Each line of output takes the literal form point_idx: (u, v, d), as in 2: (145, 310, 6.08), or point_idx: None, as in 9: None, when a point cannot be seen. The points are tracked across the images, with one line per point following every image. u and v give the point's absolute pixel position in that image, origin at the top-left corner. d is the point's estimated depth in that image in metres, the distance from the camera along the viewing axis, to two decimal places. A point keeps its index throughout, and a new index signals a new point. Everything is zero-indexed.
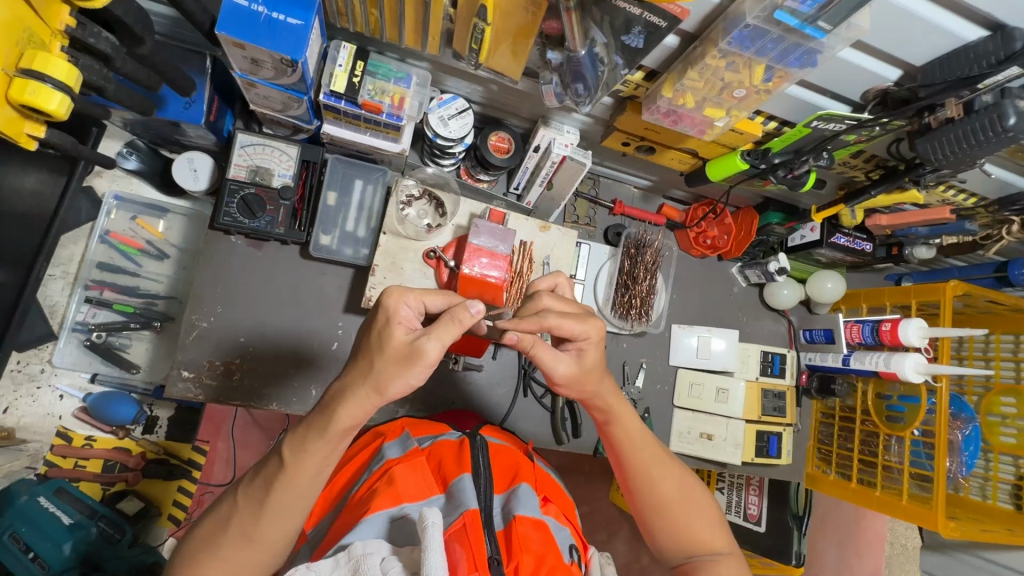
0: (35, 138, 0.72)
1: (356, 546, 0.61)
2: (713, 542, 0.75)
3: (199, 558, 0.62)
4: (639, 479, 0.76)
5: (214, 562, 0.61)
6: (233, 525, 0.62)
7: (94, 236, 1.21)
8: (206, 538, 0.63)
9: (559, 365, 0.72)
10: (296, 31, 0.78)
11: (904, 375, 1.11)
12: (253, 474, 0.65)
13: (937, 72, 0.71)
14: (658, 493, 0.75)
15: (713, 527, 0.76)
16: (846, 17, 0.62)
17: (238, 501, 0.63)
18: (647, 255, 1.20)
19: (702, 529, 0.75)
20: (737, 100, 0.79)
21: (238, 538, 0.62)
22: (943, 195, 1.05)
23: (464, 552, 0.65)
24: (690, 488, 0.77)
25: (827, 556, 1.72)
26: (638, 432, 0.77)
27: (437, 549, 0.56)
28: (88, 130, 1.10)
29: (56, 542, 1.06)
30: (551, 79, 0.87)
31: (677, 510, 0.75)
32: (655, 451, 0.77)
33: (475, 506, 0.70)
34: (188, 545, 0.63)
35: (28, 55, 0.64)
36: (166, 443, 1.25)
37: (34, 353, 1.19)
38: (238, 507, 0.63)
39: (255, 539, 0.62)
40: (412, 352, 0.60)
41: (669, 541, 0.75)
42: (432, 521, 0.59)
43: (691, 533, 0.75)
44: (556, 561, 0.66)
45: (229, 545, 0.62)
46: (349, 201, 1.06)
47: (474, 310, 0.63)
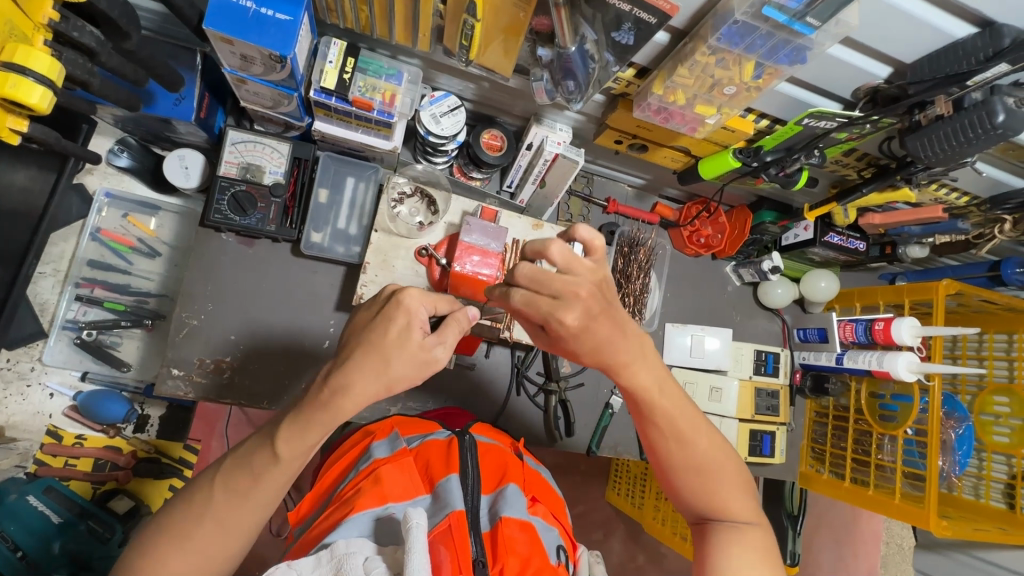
0: (18, 132, 0.72)
1: (340, 545, 0.60)
2: (739, 510, 0.72)
3: (164, 547, 0.59)
4: (668, 442, 0.72)
5: (184, 552, 0.59)
6: (207, 514, 0.60)
7: (85, 233, 1.20)
8: (172, 527, 0.60)
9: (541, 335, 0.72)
10: (284, 26, 0.77)
11: (897, 374, 1.11)
12: (226, 461, 0.63)
13: (926, 69, 0.71)
14: (687, 457, 0.72)
15: (741, 495, 0.72)
16: (834, 13, 0.62)
17: (212, 488, 0.62)
18: (640, 254, 1.21)
19: (726, 497, 0.72)
20: (727, 97, 0.79)
21: (214, 528, 0.61)
22: (935, 193, 1.05)
23: (448, 553, 0.65)
24: (720, 453, 0.73)
25: (822, 555, 1.72)
26: (671, 395, 0.71)
27: (419, 550, 0.56)
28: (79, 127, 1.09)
29: (47, 539, 1.08)
30: (542, 76, 0.86)
31: (705, 474, 0.72)
32: (689, 415, 0.72)
33: (461, 506, 0.70)
34: (152, 534, 0.61)
35: (10, 49, 0.64)
36: (158, 442, 1.24)
37: (23, 351, 1.18)
38: (214, 495, 0.61)
39: (232, 529, 0.61)
40: (426, 359, 0.62)
41: (693, 501, 0.73)
42: (416, 522, 0.59)
43: (717, 498, 0.72)
44: (541, 563, 0.65)
45: (200, 532, 0.60)
46: (341, 199, 1.06)
47: (470, 313, 0.67)
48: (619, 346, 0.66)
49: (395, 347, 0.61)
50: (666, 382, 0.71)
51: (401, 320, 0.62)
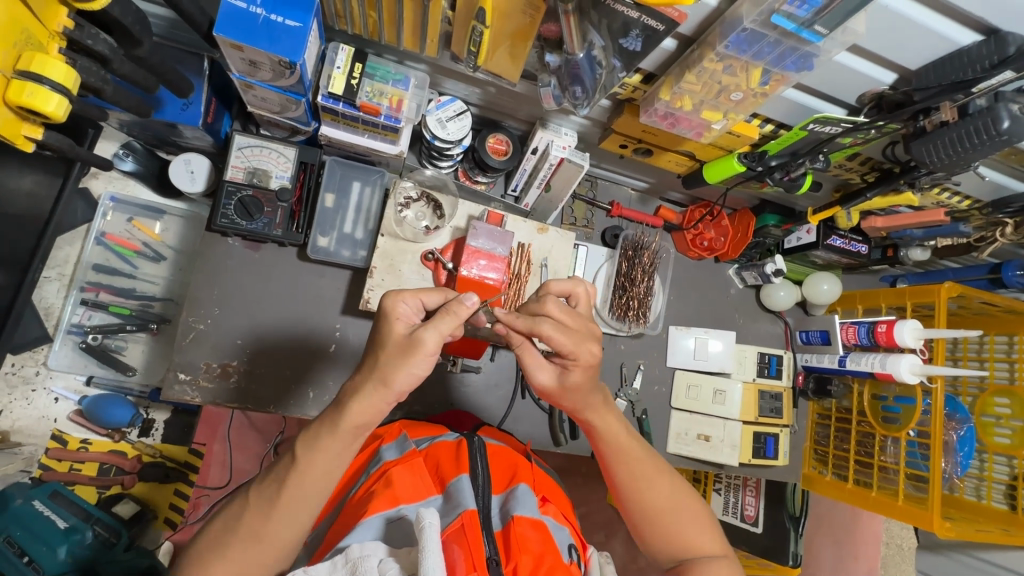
0: (32, 140, 0.72)
1: (354, 548, 0.61)
2: (707, 544, 0.76)
3: (207, 556, 0.62)
4: (631, 488, 0.77)
5: (221, 562, 0.62)
6: (244, 523, 0.63)
7: (90, 238, 1.20)
8: (216, 538, 0.64)
9: (540, 374, 0.74)
10: (294, 33, 0.78)
11: (900, 376, 1.12)
12: (262, 474, 0.67)
13: (931, 76, 0.71)
14: (652, 500, 0.76)
15: (706, 533, 0.76)
16: (842, 22, 0.63)
17: (246, 498, 0.65)
18: (645, 258, 1.19)
19: (695, 536, 0.76)
20: (734, 103, 0.80)
21: (246, 538, 0.63)
22: (938, 197, 1.07)
23: (462, 552, 0.65)
24: (681, 495, 0.78)
25: (823, 555, 1.73)
26: (630, 441, 0.78)
27: (435, 550, 0.56)
28: (85, 132, 1.09)
29: (50, 545, 1.06)
30: (549, 82, 0.87)
31: (670, 517, 0.76)
32: (646, 466, 0.77)
33: (473, 506, 0.70)
34: (200, 542, 0.65)
35: (26, 57, 0.64)
36: (163, 446, 1.24)
37: (28, 355, 1.18)
38: (249, 507, 0.64)
39: (262, 539, 0.63)
40: (410, 343, 0.63)
41: (662, 545, 0.76)
42: (430, 521, 0.59)
43: (686, 538, 0.75)
44: (555, 561, 0.66)
45: (238, 542, 0.63)
46: (347, 203, 1.06)
47: (469, 302, 0.64)
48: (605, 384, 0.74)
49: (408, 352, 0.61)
50: (626, 432, 0.78)
51: (387, 318, 0.66)
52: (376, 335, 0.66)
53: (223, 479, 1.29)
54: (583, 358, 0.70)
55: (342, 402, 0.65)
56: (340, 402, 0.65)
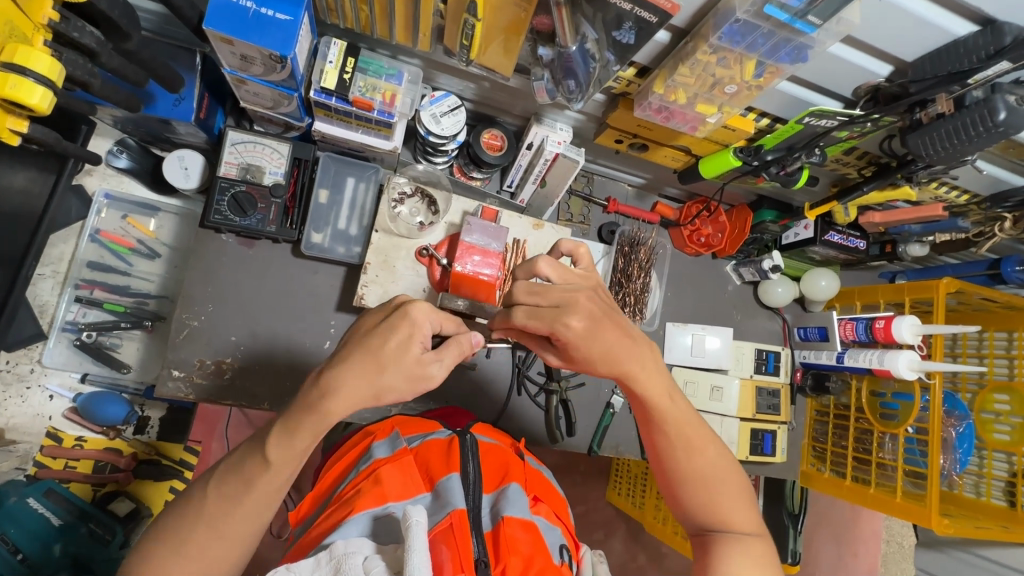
0: (18, 133, 0.71)
1: (339, 545, 0.61)
2: (742, 521, 0.72)
3: (162, 555, 0.59)
4: (675, 448, 0.73)
5: (180, 561, 0.59)
6: (205, 522, 0.61)
7: (84, 235, 1.20)
8: (172, 533, 0.61)
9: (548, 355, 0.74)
10: (284, 27, 0.77)
11: (898, 373, 1.11)
12: (221, 468, 0.64)
13: (927, 67, 0.71)
14: (693, 463, 0.73)
15: (744, 508, 0.73)
16: (835, 12, 0.62)
17: (206, 493, 0.62)
18: (641, 253, 1.21)
19: (730, 509, 0.72)
20: (728, 96, 0.79)
21: (208, 536, 0.60)
22: (936, 192, 1.04)
23: (450, 552, 0.64)
24: (725, 465, 0.74)
25: (823, 554, 1.72)
26: (682, 403, 0.74)
27: (420, 549, 0.56)
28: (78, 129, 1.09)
29: (46, 543, 1.07)
30: (543, 75, 0.86)
31: (710, 485, 0.73)
32: (693, 427, 0.74)
33: (462, 505, 0.70)
34: (152, 540, 0.61)
35: (10, 49, 0.63)
36: (157, 443, 1.24)
37: (23, 353, 1.18)
38: (209, 502, 0.62)
39: (226, 538, 0.61)
40: (421, 374, 0.63)
41: (695, 512, 0.73)
42: (416, 520, 0.58)
43: (719, 510, 0.72)
44: (544, 563, 0.65)
45: (197, 538, 0.60)
46: (341, 199, 1.06)
47: (475, 339, 0.70)
48: (623, 354, 0.69)
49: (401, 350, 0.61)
50: (674, 391, 0.74)
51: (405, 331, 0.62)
52: (391, 343, 0.62)
53: None
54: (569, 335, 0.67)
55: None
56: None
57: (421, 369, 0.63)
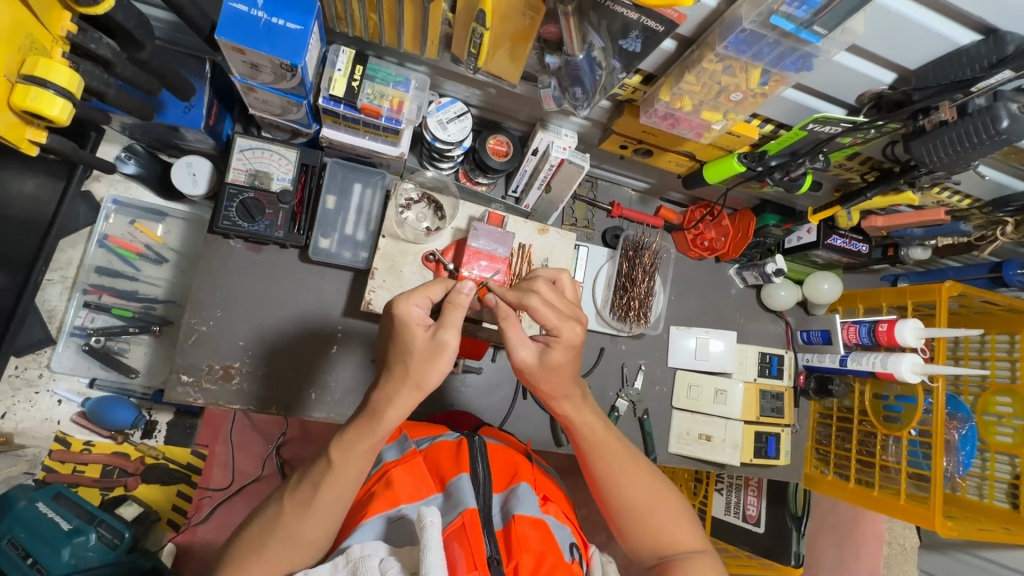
0: (36, 144, 0.72)
1: (355, 548, 0.61)
2: (686, 539, 0.76)
3: (243, 558, 0.64)
4: (608, 482, 0.78)
5: (261, 565, 0.63)
6: (281, 528, 0.64)
7: (93, 240, 1.21)
8: (252, 542, 0.65)
9: (521, 349, 0.72)
10: (295, 36, 0.78)
11: (901, 375, 1.12)
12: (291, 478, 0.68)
13: (930, 75, 0.72)
14: (629, 493, 0.77)
15: (686, 526, 0.77)
16: (841, 22, 0.63)
17: (281, 502, 0.66)
18: (645, 258, 1.20)
19: (672, 530, 0.76)
20: (733, 104, 0.80)
21: (283, 542, 0.64)
22: (938, 196, 1.07)
23: (462, 550, 0.65)
24: (659, 489, 0.79)
25: (826, 556, 1.73)
26: (606, 433, 0.79)
27: (435, 547, 0.57)
28: (87, 135, 1.09)
29: (55, 547, 1.04)
30: (550, 83, 0.87)
31: (650, 511, 0.77)
32: (623, 457, 0.79)
33: (473, 505, 0.71)
34: (233, 546, 0.66)
35: (30, 61, 0.64)
36: (167, 447, 1.25)
37: (32, 357, 1.19)
38: (284, 509, 0.65)
39: (299, 542, 0.64)
40: (436, 347, 0.62)
41: (642, 541, 0.77)
42: (430, 520, 0.59)
43: (663, 533, 0.76)
44: (556, 559, 0.66)
45: (268, 542, 0.64)
46: (348, 205, 1.06)
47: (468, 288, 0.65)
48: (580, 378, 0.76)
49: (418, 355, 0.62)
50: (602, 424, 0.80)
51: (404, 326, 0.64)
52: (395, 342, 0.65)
53: (226, 480, 1.30)
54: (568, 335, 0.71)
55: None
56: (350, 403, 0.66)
57: (434, 342, 0.63)
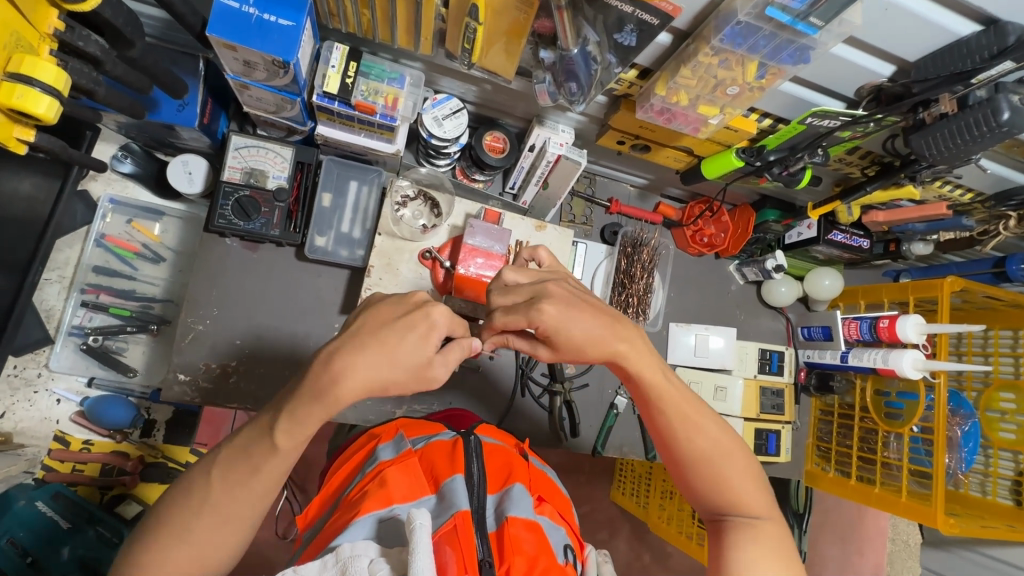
0: (25, 143, 0.71)
1: (345, 548, 0.61)
2: (751, 504, 0.69)
3: (163, 540, 0.58)
4: (672, 433, 0.71)
5: (183, 545, 0.58)
6: (210, 506, 0.59)
7: (90, 240, 1.21)
8: (175, 520, 0.59)
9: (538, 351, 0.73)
10: (287, 32, 0.77)
11: (903, 372, 1.11)
12: (221, 451, 0.61)
13: (930, 67, 0.71)
14: (693, 446, 0.71)
15: (754, 488, 0.70)
16: (837, 14, 0.62)
17: (209, 476, 0.60)
18: (644, 254, 1.20)
19: (739, 491, 0.69)
20: (730, 98, 0.79)
21: (213, 520, 0.59)
22: (940, 190, 1.05)
23: (454, 553, 0.65)
24: (728, 445, 0.71)
25: (827, 554, 1.72)
26: (668, 384, 0.72)
27: (424, 551, 0.57)
28: (82, 133, 1.09)
29: (56, 546, 1.07)
30: (544, 78, 0.86)
31: (711, 469, 0.70)
32: (689, 407, 0.72)
33: (466, 506, 0.71)
34: (149, 526, 0.60)
35: (16, 59, 0.64)
36: (164, 446, 1.24)
37: (31, 357, 1.19)
38: (212, 487, 0.60)
39: (232, 519, 0.60)
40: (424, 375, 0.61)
41: (703, 495, 0.71)
42: (420, 522, 0.60)
43: (727, 494, 0.70)
44: (549, 563, 0.66)
45: (203, 525, 0.59)
46: (344, 202, 1.06)
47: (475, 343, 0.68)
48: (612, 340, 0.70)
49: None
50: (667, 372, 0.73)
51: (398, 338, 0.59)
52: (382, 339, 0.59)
53: None
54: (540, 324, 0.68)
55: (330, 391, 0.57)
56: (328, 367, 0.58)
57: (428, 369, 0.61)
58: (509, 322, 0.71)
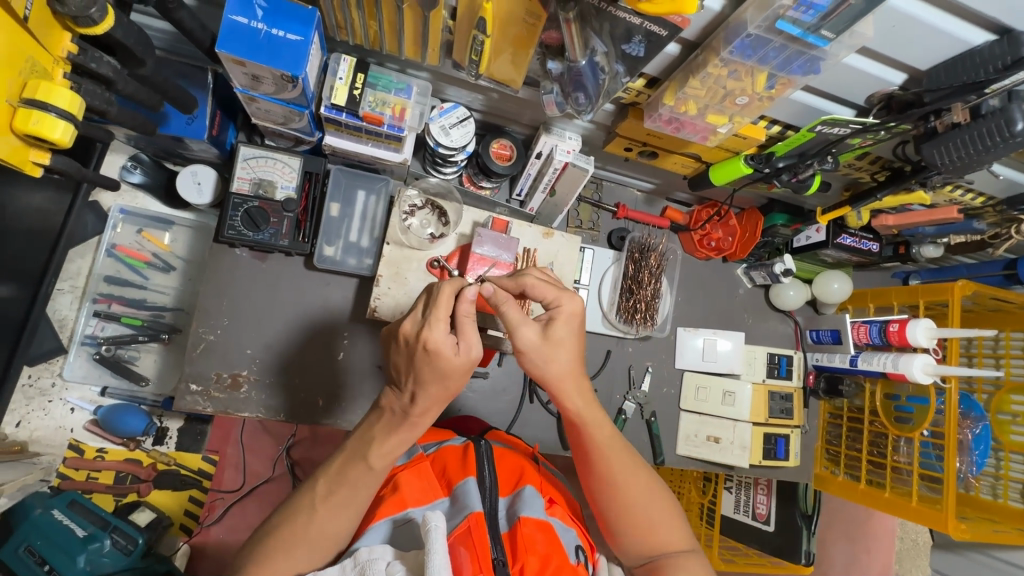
0: (40, 165, 0.72)
1: (363, 552, 0.63)
2: (677, 539, 0.76)
3: (270, 557, 0.66)
4: (608, 475, 0.78)
5: (287, 562, 0.66)
6: (314, 529, 0.67)
7: (101, 250, 1.22)
8: (283, 542, 0.67)
9: (525, 327, 0.74)
10: (295, 47, 0.78)
11: (912, 376, 1.11)
12: (320, 480, 0.71)
13: (942, 76, 0.70)
14: (625, 485, 0.77)
15: (677, 526, 0.77)
16: (849, 26, 0.62)
17: (314, 504, 0.69)
18: (652, 260, 1.20)
19: (665, 529, 0.76)
20: (739, 107, 0.78)
21: (316, 541, 0.67)
22: (950, 194, 1.04)
23: (468, 553, 0.66)
24: (655, 487, 0.79)
25: (836, 554, 1.72)
26: (609, 432, 0.79)
27: (440, 552, 0.58)
28: (89, 155, 1.13)
29: (70, 553, 1.04)
30: (552, 88, 0.86)
31: (641, 511, 0.77)
32: (622, 452, 0.79)
33: (479, 508, 0.71)
34: (259, 548, 0.67)
35: (31, 85, 0.64)
36: (177, 454, 1.26)
37: (44, 367, 1.20)
38: (317, 512, 0.68)
39: (328, 540, 0.68)
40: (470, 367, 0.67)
41: (634, 538, 0.77)
42: (435, 524, 0.61)
43: (656, 533, 0.76)
44: (560, 562, 0.67)
45: (307, 545, 0.67)
46: (352, 212, 1.06)
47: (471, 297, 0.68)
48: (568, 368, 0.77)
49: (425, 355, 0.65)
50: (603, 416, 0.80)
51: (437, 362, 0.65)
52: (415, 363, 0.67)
53: (237, 483, 1.30)
54: (567, 305, 0.77)
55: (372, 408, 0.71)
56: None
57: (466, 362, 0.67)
58: (538, 289, 0.78)
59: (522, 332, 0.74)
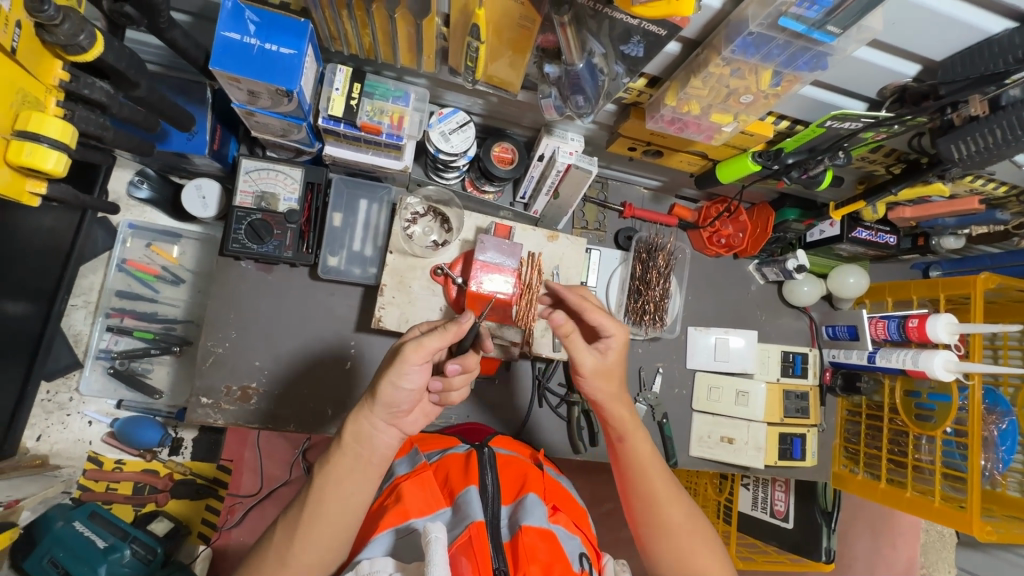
0: (38, 194, 0.72)
1: (364, 565, 0.64)
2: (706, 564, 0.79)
3: None
4: (644, 492, 0.83)
5: None
6: (272, 549, 0.69)
7: (111, 265, 1.24)
8: (253, 565, 0.70)
9: (585, 357, 0.83)
10: (289, 61, 0.77)
11: (934, 374, 1.06)
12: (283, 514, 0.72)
13: (958, 68, 0.67)
14: (660, 504, 0.82)
15: (706, 551, 0.80)
16: (857, 20, 0.59)
17: (275, 527, 0.71)
18: (659, 260, 1.17)
19: (695, 551, 0.80)
20: (744, 106, 0.76)
21: (275, 563, 0.68)
22: (971, 184, 1.00)
23: (470, 565, 0.66)
24: (687, 509, 0.83)
25: (860, 548, 1.68)
26: (647, 453, 0.84)
27: (440, 563, 0.58)
28: (95, 177, 1.14)
29: (92, 565, 1.08)
30: (550, 92, 0.84)
31: (672, 531, 0.81)
32: (659, 472, 0.84)
33: (481, 517, 0.71)
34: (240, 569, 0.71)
35: (23, 116, 0.64)
36: (193, 463, 1.28)
37: (62, 382, 1.23)
38: (276, 535, 0.70)
39: (288, 564, 0.68)
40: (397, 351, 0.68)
41: (667, 556, 0.81)
42: (435, 536, 0.60)
43: (686, 555, 0.80)
44: (563, 571, 0.67)
45: (268, 567, 0.68)
46: (355, 221, 1.06)
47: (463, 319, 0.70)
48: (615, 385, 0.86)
49: (406, 363, 0.66)
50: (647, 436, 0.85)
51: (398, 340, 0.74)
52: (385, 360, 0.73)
53: (255, 486, 1.32)
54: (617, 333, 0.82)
55: (359, 426, 0.70)
56: (357, 426, 0.70)
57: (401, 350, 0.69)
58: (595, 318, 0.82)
59: (589, 356, 0.83)
